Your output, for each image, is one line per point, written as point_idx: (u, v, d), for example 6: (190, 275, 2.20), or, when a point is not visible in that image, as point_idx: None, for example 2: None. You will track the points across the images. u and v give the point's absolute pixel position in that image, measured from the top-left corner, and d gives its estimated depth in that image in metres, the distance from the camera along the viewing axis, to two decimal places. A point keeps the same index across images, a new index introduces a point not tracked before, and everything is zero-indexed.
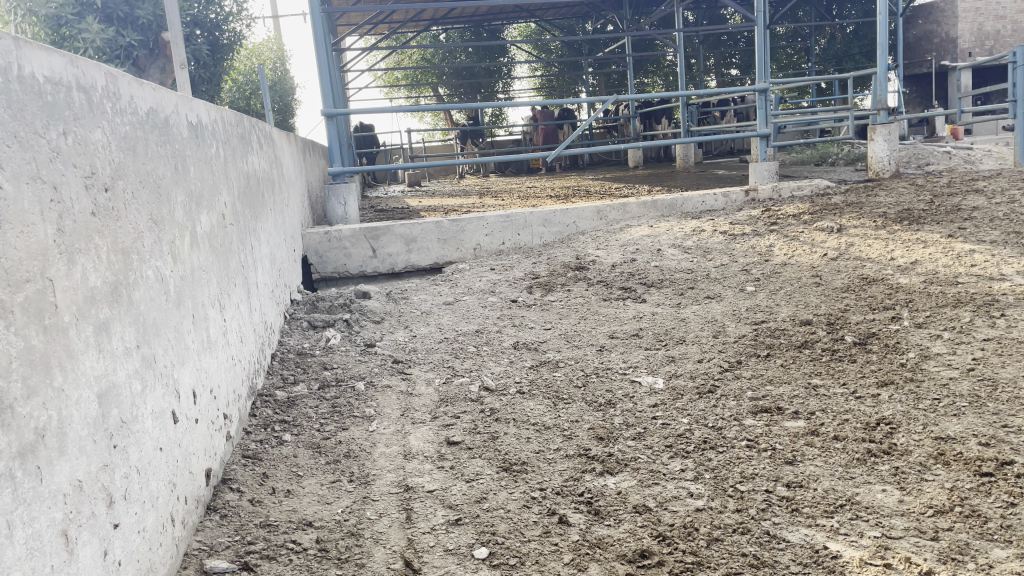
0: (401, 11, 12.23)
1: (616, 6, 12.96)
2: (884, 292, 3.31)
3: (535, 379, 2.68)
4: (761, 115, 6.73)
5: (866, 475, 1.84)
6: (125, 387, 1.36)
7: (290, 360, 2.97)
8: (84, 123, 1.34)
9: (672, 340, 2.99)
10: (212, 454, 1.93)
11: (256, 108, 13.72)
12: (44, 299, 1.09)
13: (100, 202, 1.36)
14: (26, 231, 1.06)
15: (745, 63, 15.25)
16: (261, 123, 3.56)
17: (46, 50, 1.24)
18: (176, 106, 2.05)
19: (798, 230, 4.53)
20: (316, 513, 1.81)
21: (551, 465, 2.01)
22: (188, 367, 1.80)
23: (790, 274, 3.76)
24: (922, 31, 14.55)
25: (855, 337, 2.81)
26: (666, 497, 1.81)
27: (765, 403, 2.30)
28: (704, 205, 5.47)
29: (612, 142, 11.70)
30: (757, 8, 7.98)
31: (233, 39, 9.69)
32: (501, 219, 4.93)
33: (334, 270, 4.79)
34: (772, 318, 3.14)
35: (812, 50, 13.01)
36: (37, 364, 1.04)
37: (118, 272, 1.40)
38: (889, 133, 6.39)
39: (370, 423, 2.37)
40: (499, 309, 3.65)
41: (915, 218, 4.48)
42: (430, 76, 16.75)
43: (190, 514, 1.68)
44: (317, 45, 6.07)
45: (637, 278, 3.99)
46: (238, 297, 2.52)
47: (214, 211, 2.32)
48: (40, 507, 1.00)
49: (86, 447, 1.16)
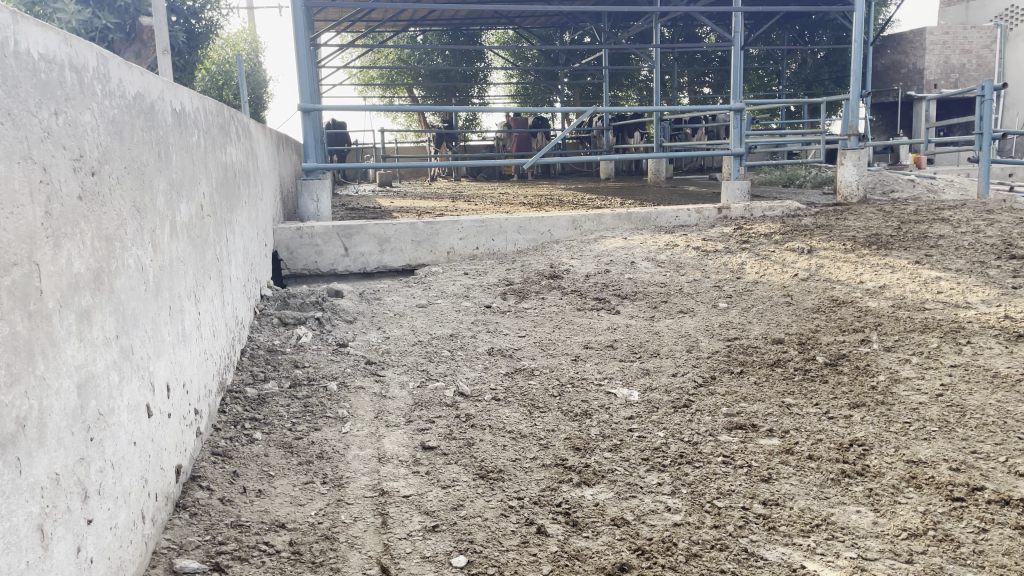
0: (380, 11, 12.14)
1: (595, 18, 13.05)
2: (853, 314, 3.37)
3: (511, 386, 2.66)
4: (736, 134, 6.81)
5: (840, 495, 1.86)
6: (103, 378, 1.32)
7: (261, 357, 2.92)
8: (75, 105, 1.30)
9: (647, 353, 3.00)
10: (182, 450, 1.88)
11: (228, 98, 13.50)
12: (30, 284, 1.04)
13: (87, 186, 1.32)
14: (15, 212, 1.02)
15: (718, 83, 15.47)
16: (240, 114, 3.50)
17: (42, 26, 1.20)
18: (161, 92, 2.00)
19: (769, 249, 4.59)
20: (289, 514, 1.78)
21: (528, 474, 2.00)
22: (162, 360, 1.75)
23: (761, 293, 3.81)
24: (890, 61, 14.88)
25: (826, 357, 2.85)
26: (644, 511, 1.81)
27: (740, 420, 2.31)
28: (677, 220, 5.50)
29: (585, 153, 11.76)
30: (734, 29, 8.09)
31: (209, 27, 9.55)
32: (475, 224, 4.92)
33: (304, 267, 4.73)
34: (745, 335, 3.17)
35: (783, 73, 13.24)
36: (21, 351, 1.00)
37: (101, 260, 1.36)
38: (858, 159, 6.52)
39: (343, 424, 2.33)
40: (472, 314, 3.64)
41: (883, 243, 4.57)
42: (406, 77, 16.70)
43: (159, 511, 1.63)
44: (295, 40, 6.01)
45: (611, 289, 4.00)
46: (213, 290, 2.47)
47: (193, 201, 2.27)
48: (18, 500, 0.96)
49: (64, 439, 1.12)
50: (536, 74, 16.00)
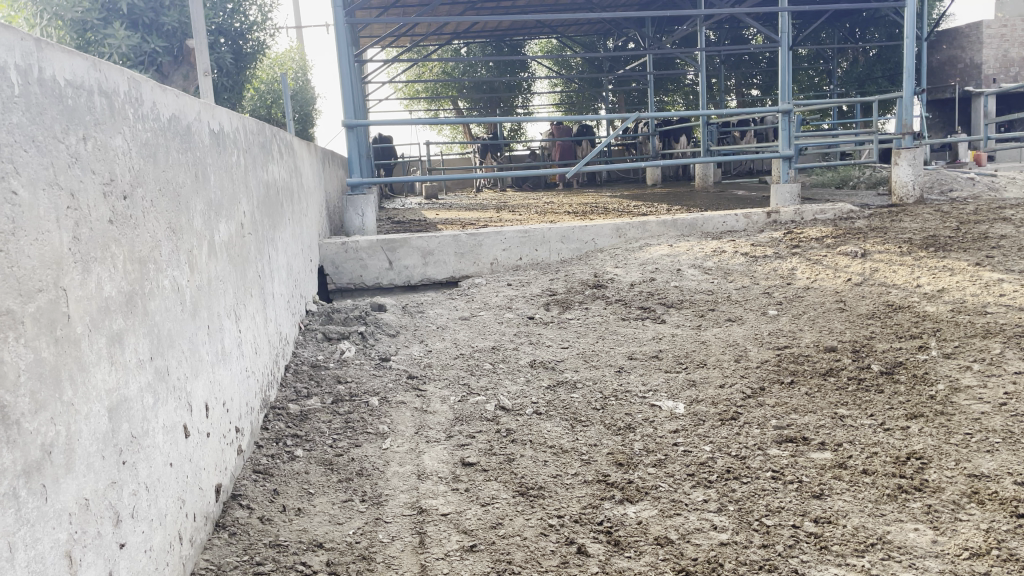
0: (424, 25, 12.27)
1: (639, 24, 12.95)
2: (910, 319, 3.24)
3: (553, 400, 2.62)
4: (784, 137, 6.66)
5: (896, 512, 1.77)
6: (136, 401, 1.32)
7: (304, 373, 2.93)
8: (105, 128, 1.31)
9: (692, 363, 2.93)
10: (223, 469, 1.89)
11: (277, 117, 13.74)
12: (56, 310, 1.04)
13: (118, 211, 1.33)
14: (40, 239, 1.02)
15: (766, 85, 15.21)
16: (282, 132, 3.54)
17: (70, 53, 1.21)
18: (199, 113, 2.03)
19: (821, 254, 4.46)
20: (327, 533, 1.77)
21: (569, 491, 1.95)
22: (201, 380, 1.76)
23: (813, 299, 3.69)
24: (946, 56, 14.46)
25: (881, 365, 2.74)
26: (688, 529, 1.75)
27: (790, 433, 2.23)
28: (725, 226, 5.39)
29: (630, 159, 11.68)
30: (781, 30, 7.93)
31: (256, 48, 9.76)
32: (518, 234, 4.90)
33: (349, 281, 4.76)
34: (796, 344, 3.08)
35: (835, 73, 12.96)
36: (47, 378, 1.00)
37: (133, 283, 1.36)
38: (913, 158, 6.31)
39: (383, 440, 2.32)
40: (515, 326, 3.61)
41: (941, 245, 4.41)
42: (450, 90, 16.84)
43: (198, 531, 1.63)
44: (338, 56, 6.06)
45: (656, 297, 3.93)
46: (255, 308, 2.50)
47: (233, 219, 2.29)
48: (44, 528, 0.95)
49: (94, 463, 1.12)
50: (580, 82, 15.98)
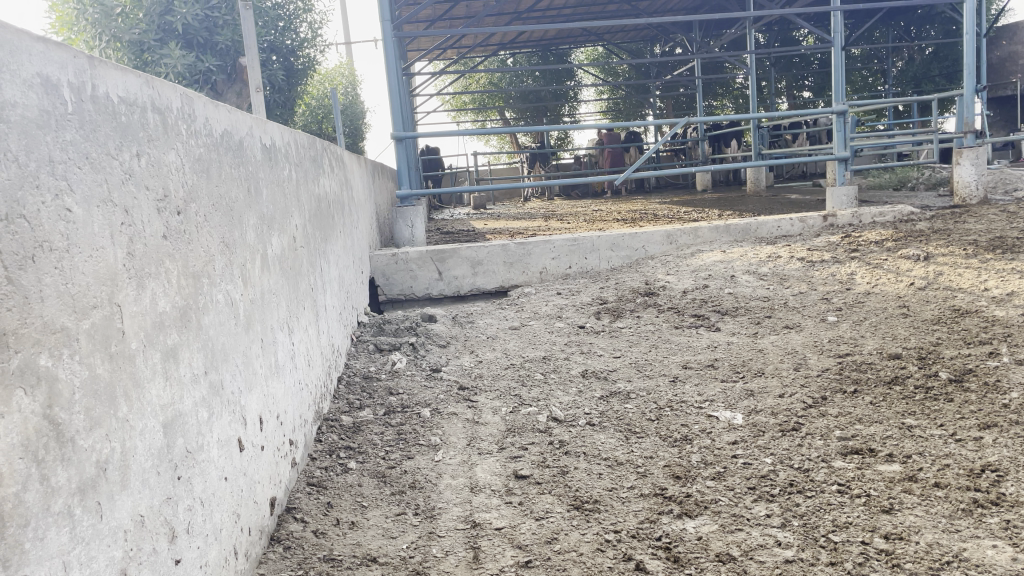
0: (471, 37, 12.37)
1: (686, 28, 12.83)
2: (979, 324, 3.11)
3: (606, 411, 2.58)
4: (840, 138, 6.50)
5: (972, 528, 1.69)
6: (191, 416, 1.32)
7: (356, 385, 2.93)
8: (159, 144, 1.32)
9: (750, 372, 2.85)
10: (278, 482, 1.89)
11: (327, 131, 13.96)
12: (111, 326, 1.05)
13: (172, 226, 1.33)
14: (95, 255, 1.03)
15: (818, 86, 14.91)
16: (333, 145, 3.57)
17: (123, 70, 1.21)
18: (251, 128, 2.04)
19: (881, 258, 4.32)
20: (381, 547, 1.75)
21: (625, 505, 1.91)
22: (255, 393, 1.76)
23: (874, 304, 3.58)
24: (1007, 52, 14.03)
25: (950, 373, 2.63)
26: (751, 545, 1.68)
27: (856, 444, 2.14)
28: (780, 230, 5.27)
29: (679, 164, 11.56)
30: (834, 30, 7.75)
31: (307, 64, 9.95)
32: (568, 242, 4.86)
33: (400, 292, 4.77)
34: (857, 351, 2.98)
35: (890, 72, 12.65)
36: (102, 394, 1.00)
37: (188, 297, 1.37)
38: (976, 158, 6.10)
39: (435, 452, 2.30)
40: (566, 335, 3.56)
41: (1009, 246, 4.23)
42: (497, 100, 16.99)
43: (253, 545, 1.63)
44: (387, 69, 6.10)
45: (710, 305, 3.84)
46: (308, 320, 2.51)
47: (285, 233, 2.31)
48: (99, 546, 0.95)
49: (149, 479, 1.12)
50: (627, 88, 15.93)
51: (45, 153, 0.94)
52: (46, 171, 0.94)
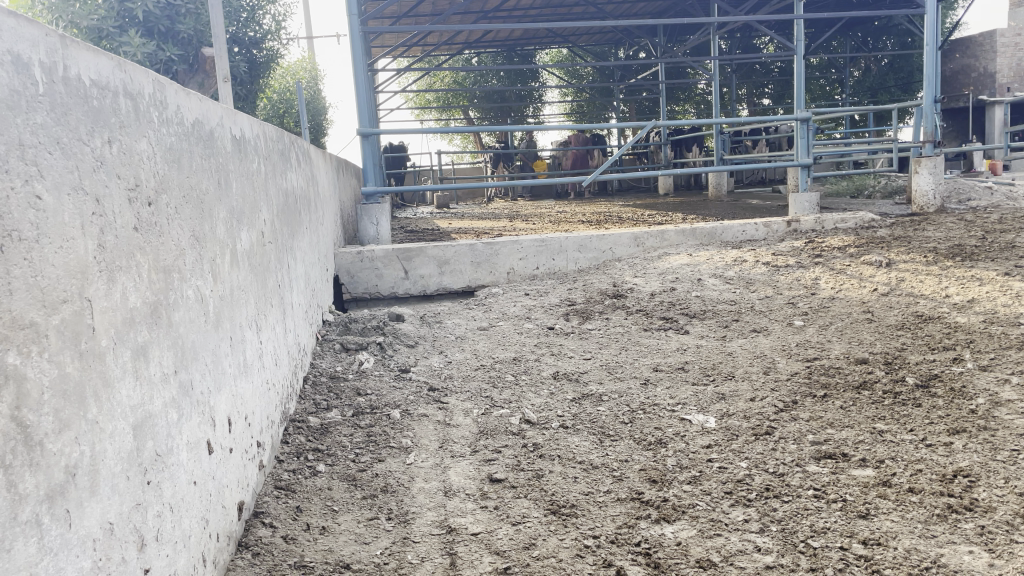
0: (436, 35, 12.31)
1: (650, 33, 12.95)
2: (942, 331, 3.16)
3: (579, 414, 2.55)
4: (803, 144, 6.58)
5: (948, 533, 1.70)
6: (161, 418, 1.26)
7: (323, 385, 2.86)
8: (130, 132, 1.26)
9: (720, 375, 2.86)
10: (245, 486, 1.82)
11: (289, 126, 13.77)
12: (81, 322, 0.98)
13: (143, 218, 1.27)
14: (65, 247, 0.96)
15: (777, 93, 15.14)
16: (300, 140, 3.48)
17: (95, 52, 1.15)
18: (221, 119, 1.97)
19: (844, 263, 4.38)
20: (353, 554, 1.70)
21: (603, 509, 1.88)
22: (223, 394, 1.69)
23: (839, 309, 3.61)
24: (960, 65, 14.43)
25: (916, 378, 2.66)
26: (731, 551, 1.67)
27: (829, 449, 2.15)
28: (745, 234, 5.31)
29: (642, 167, 11.62)
30: (797, 38, 7.84)
31: (270, 57, 9.78)
32: (536, 243, 4.83)
33: (365, 290, 4.70)
34: (826, 356, 3.00)
35: (847, 81, 12.92)
36: (71, 395, 0.93)
37: (158, 293, 1.30)
38: (934, 167, 6.23)
39: (407, 455, 2.25)
40: (536, 336, 3.54)
41: (967, 254, 4.32)
42: (461, 99, 17.01)
43: (221, 552, 1.57)
44: (354, 64, 6.01)
45: (678, 307, 3.85)
46: (275, 318, 2.44)
47: (254, 228, 2.24)
48: (68, 556, 0.89)
49: (118, 485, 1.05)
50: (591, 90, 16.04)
51: (15, 135, 0.88)
52: (15, 155, 0.87)
